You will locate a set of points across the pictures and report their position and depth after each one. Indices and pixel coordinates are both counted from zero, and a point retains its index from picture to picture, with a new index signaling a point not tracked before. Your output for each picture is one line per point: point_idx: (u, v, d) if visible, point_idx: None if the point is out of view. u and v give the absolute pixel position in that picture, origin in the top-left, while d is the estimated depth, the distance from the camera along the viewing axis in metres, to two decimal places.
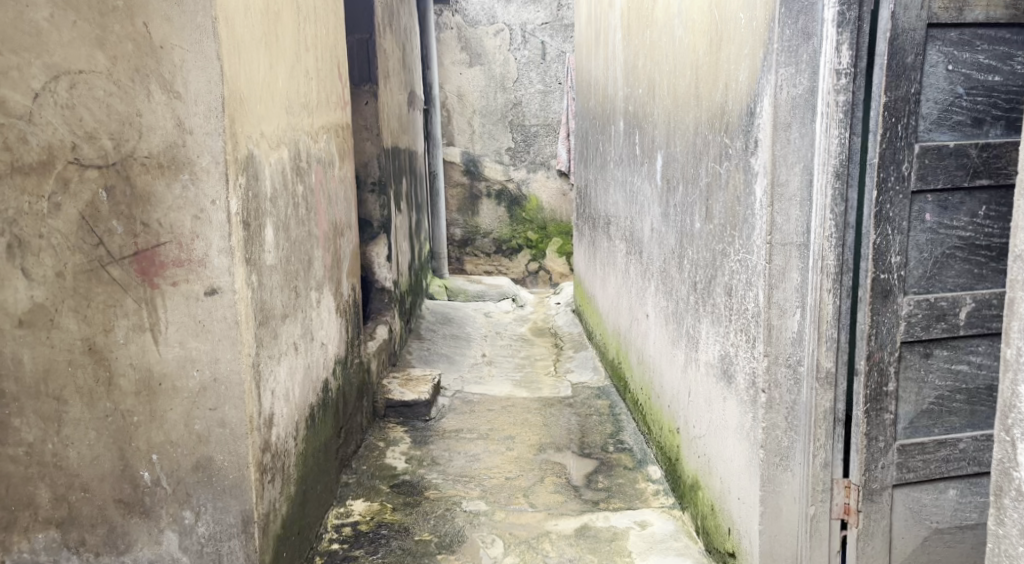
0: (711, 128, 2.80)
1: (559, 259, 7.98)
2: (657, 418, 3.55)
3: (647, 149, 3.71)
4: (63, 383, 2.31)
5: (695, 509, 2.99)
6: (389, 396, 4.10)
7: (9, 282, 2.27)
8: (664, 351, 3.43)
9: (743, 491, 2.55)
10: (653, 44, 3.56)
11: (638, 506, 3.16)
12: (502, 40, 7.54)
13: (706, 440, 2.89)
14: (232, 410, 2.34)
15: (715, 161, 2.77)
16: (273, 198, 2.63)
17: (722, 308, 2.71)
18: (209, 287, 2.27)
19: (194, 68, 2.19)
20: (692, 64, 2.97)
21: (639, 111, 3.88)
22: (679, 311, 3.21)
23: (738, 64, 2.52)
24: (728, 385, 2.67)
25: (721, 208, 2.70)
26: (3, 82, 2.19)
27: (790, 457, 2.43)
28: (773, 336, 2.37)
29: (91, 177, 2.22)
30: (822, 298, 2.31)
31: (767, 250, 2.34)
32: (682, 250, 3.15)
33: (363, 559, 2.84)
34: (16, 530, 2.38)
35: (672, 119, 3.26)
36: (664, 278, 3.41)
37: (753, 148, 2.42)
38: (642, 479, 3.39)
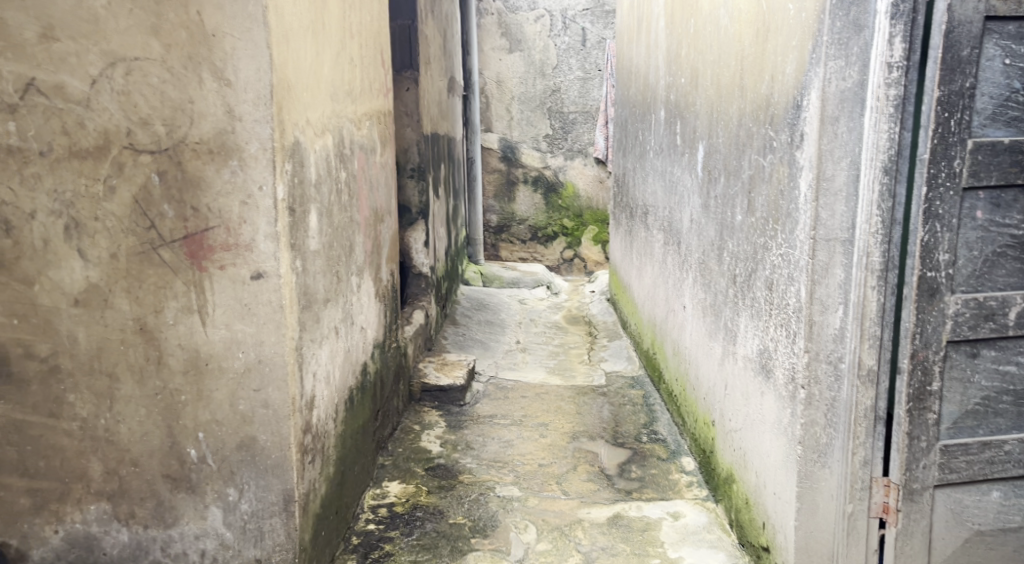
0: (755, 120, 2.79)
1: (595, 247, 7.98)
2: (692, 409, 3.56)
3: (689, 138, 3.71)
4: (115, 360, 2.37)
5: (729, 502, 3.01)
6: (425, 380, 4.15)
7: (65, 262, 2.33)
8: (702, 344, 3.43)
9: (779, 486, 2.56)
10: (697, 34, 3.56)
11: (670, 497, 3.18)
12: (542, 26, 7.56)
13: (742, 433, 2.90)
14: (276, 392, 2.40)
15: (758, 153, 2.77)
16: (317, 184, 2.68)
17: (762, 302, 2.72)
18: (255, 270, 2.34)
19: (245, 56, 2.24)
20: (737, 53, 2.96)
21: (681, 100, 3.87)
22: (718, 303, 3.21)
23: (786, 56, 2.51)
24: (766, 379, 2.68)
25: (764, 202, 2.70)
26: (62, 67, 2.24)
27: (828, 454, 2.44)
28: (814, 332, 2.38)
29: (145, 161, 2.27)
30: (866, 295, 2.31)
31: (811, 245, 2.34)
32: (723, 242, 3.16)
33: (399, 540, 2.90)
34: (68, 502, 2.45)
35: (716, 110, 3.26)
36: (702, 269, 3.43)
37: (799, 142, 2.42)
38: (675, 471, 3.41)
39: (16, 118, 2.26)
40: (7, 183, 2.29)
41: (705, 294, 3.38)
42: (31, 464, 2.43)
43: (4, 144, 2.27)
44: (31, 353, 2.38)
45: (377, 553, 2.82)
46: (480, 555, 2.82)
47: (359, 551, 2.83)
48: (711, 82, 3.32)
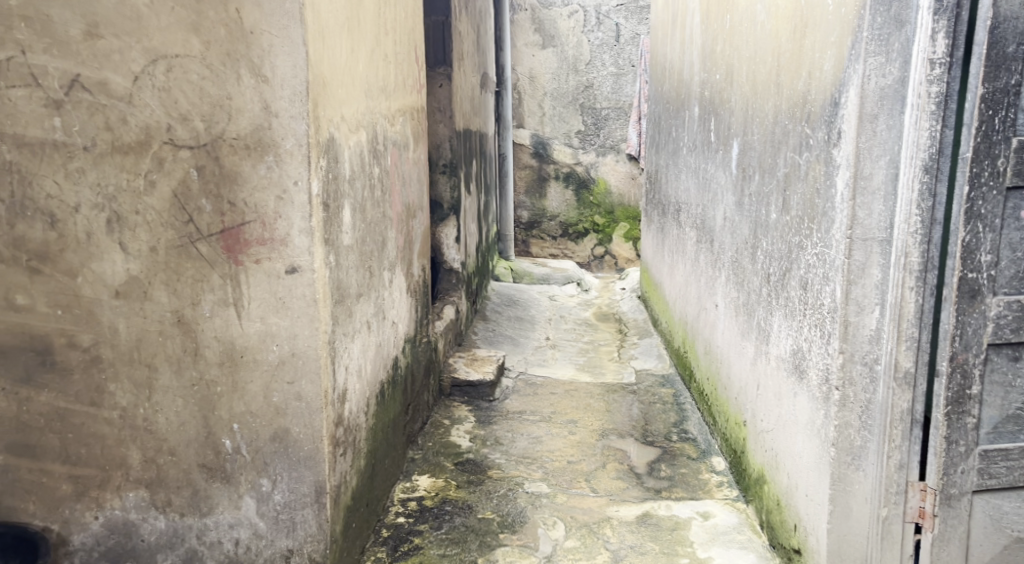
0: (791, 117, 2.78)
1: (627, 244, 7.94)
2: (723, 409, 3.55)
3: (723, 135, 3.69)
4: (154, 352, 2.42)
5: (761, 503, 2.99)
6: (455, 375, 4.18)
7: (107, 255, 2.37)
8: (734, 343, 3.42)
9: (811, 488, 2.55)
10: (733, 29, 3.55)
11: (700, 497, 3.18)
12: (576, 22, 7.55)
13: (774, 434, 2.89)
14: (309, 385, 2.44)
15: (794, 151, 2.75)
16: (351, 179, 2.71)
17: (796, 302, 2.71)
18: (290, 265, 2.37)
19: (282, 52, 2.27)
20: (774, 50, 2.95)
21: (716, 96, 3.86)
22: (751, 303, 3.19)
23: (824, 53, 2.50)
24: (799, 380, 2.68)
25: (799, 200, 2.69)
26: (105, 64, 2.28)
27: (861, 457, 2.43)
28: (849, 333, 2.38)
29: (184, 157, 2.31)
30: (904, 295, 2.29)
31: (847, 245, 2.34)
32: (757, 241, 3.15)
33: (428, 533, 2.92)
34: (108, 488, 2.50)
35: (750, 106, 3.25)
36: (735, 268, 3.42)
37: (836, 140, 2.41)
38: (705, 471, 3.40)
39: (61, 114, 2.30)
40: (52, 177, 2.34)
41: (738, 293, 3.37)
42: (72, 451, 2.48)
43: (49, 139, 2.32)
44: (74, 343, 2.43)
45: (406, 545, 2.85)
46: (509, 550, 2.83)
47: (388, 543, 2.86)
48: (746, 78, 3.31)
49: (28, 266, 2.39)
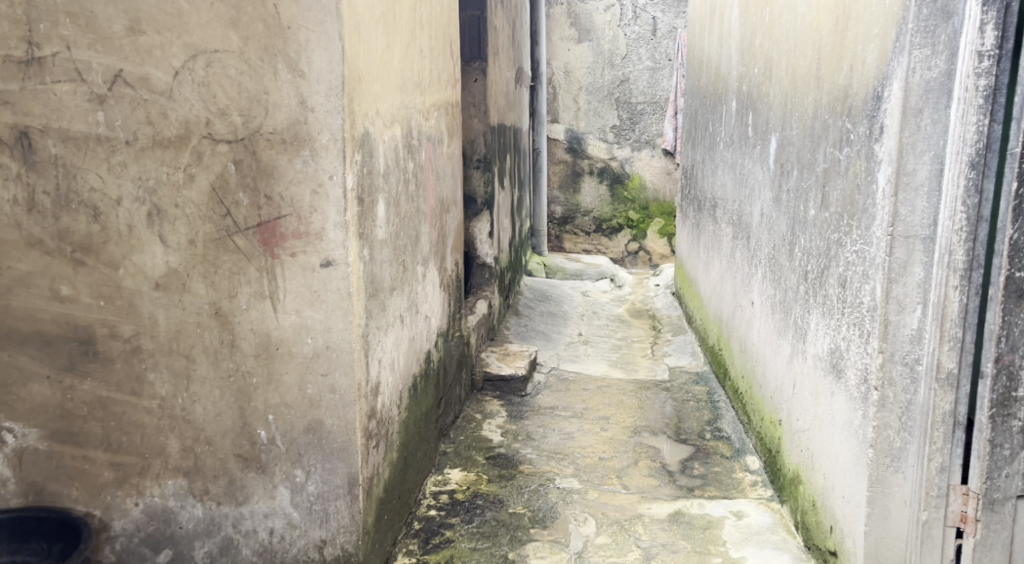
0: (832, 111, 2.75)
1: (661, 240, 7.89)
2: (758, 407, 3.53)
3: (761, 130, 3.67)
4: (192, 343, 2.46)
5: (796, 503, 2.96)
6: (487, 369, 4.19)
7: (147, 247, 2.41)
8: (770, 340, 3.40)
9: (849, 489, 2.52)
10: (772, 22, 3.52)
11: (734, 495, 3.17)
12: (612, 16, 7.53)
13: (810, 434, 2.87)
14: (342, 377, 2.46)
15: (834, 146, 2.72)
16: (386, 174, 2.73)
17: (834, 300, 2.68)
18: (324, 258, 2.40)
19: (318, 47, 2.29)
20: (815, 42, 2.92)
21: (754, 90, 3.83)
22: (788, 300, 3.18)
23: (867, 45, 2.47)
24: (837, 380, 2.65)
25: (839, 196, 2.66)
26: (147, 59, 2.31)
27: (901, 459, 2.40)
28: (889, 332, 2.34)
29: (222, 151, 2.34)
30: (947, 294, 2.24)
31: (888, 242, 2.31)
32: (794, 238, 3.12)
33: (459, 527, 2.94)
34: (147, 476, 2.54)
35: (790, 100, 3.22)
36: (772, 265, 3.39)
37: (878, 135, 2.38)
38: (739, 469, 3.38)
39: (104, 109, 2.35)
40: (95, 170, 2.38)
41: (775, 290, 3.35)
42: (113, 439, 2.53)
43: (93, 133, 2.36)
44: (116, 334, 2.47)
45: (437, 538, 2.87)
46: (539, 545, 2.84)
47: (420, 536, 2.88)
48: (785, 71, 3.28)
49: (72, 257, 2.44)
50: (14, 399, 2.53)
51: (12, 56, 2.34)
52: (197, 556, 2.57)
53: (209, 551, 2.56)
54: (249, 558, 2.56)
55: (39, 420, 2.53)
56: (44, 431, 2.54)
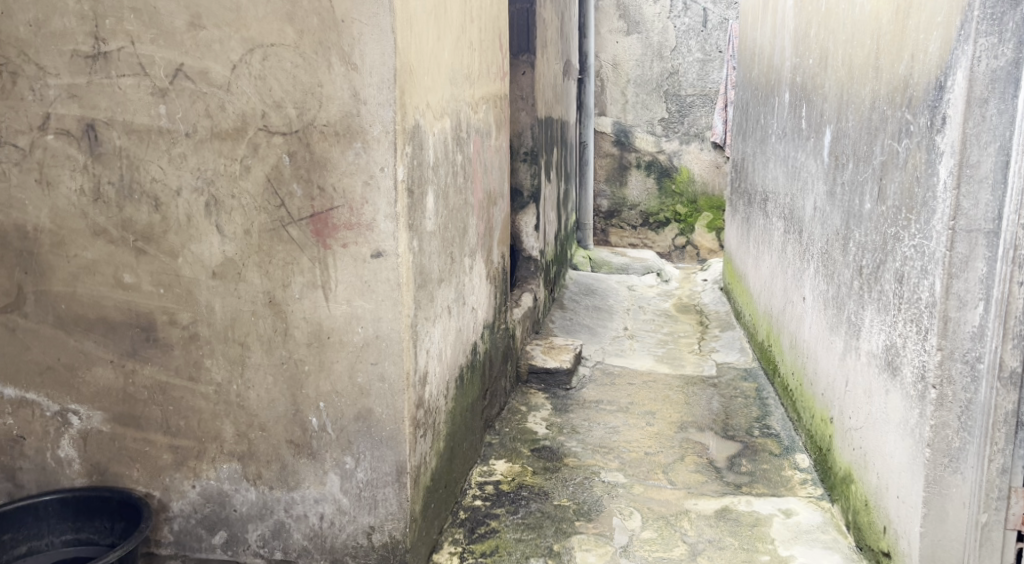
0: (890, 103, 2.71)
1: (709, 235, 7.87)
2: (808, 405, 3.50)
3: (815, 122, 3.62)
4: (246, 331, 2.51)
5: (847, 503, 2.93)
6: (532, 362, 4.21)
7: (205, 237, 2.47)
8: (822, 337, 3.36)
9: (904, 489, 2.49)
10: (829, 12, 3.48)
11: (783, 493, 3.15)
12: (662, 8, 7.48)
13: (863, 432, 2.83)
14: (391, 366, 2.47)
15: (892, 138, 2.69)
16: (435, 166, 2.75)
17: (891, 296, 2.64)
18: (375, 249, 2.41)
19: (371, 40, 2.29)
20: (874, 31, 2.88)
21: (808, 81, 3.78)
22: (841, 295, 3.14)
23: (929, 34, 2.43)
24: (893, 377, 2.62)
25: (896, 189, 2.63)
26: (206, 53, 2.36)
27: (960, 460, 2.35)
28: (949, 329, 2.31)
29: (277, 143, 2.38)
30: (1011, 291, 2.21)
31: (949, 236, 2.27)
32: (849, 232, 3.09)
33: (504, 518, 2.96)
34: (204, 459, 2.61)
35: (846, 91, 3.17)
36: (825, 259, 3.35)
37: (939, 126, 2.35)
38: (788, 467, 3.36)
39: (166, 102, 2.40)
40: (157, 161, 2.45)
41: (828, 285, 3.31)
42: (172, 423, 2.60)
43: (155, 126, 2.42)
44: (174, 321, 2.54)
45: (483, 528, 2.89)
46: (585, 538, 2.85)
47: (465, 525, 2.91)
48: (842, 62, 3.24)
49: (134, 246, 2.51)
50: (79, 382, 2.62)
51: (79, 51, 2.41)
52: (251, 538, 2.64)
53: (262, 534, 2.63)
54: (300, 541, 2.62)
55: (103, 403, 2.62)
56: (107, 414, 2.62)
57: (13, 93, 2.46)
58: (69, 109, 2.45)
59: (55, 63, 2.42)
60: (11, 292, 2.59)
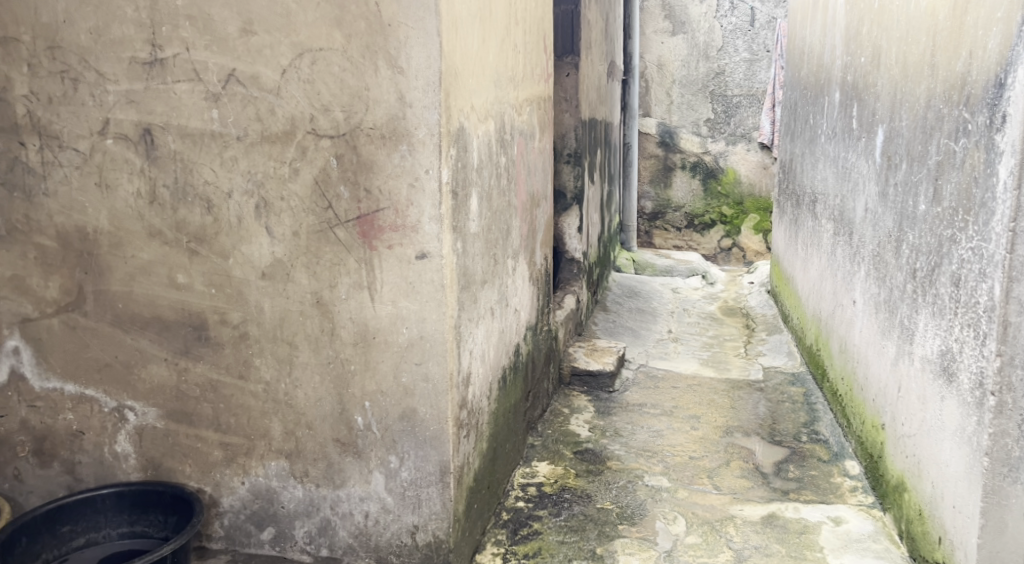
0: (947, 101, 2.68)
1: (755, 236, 7.78)
2: (859, 410, 3.46)
3: (867, 121, 3.58)
4: (295, 330, 2.56)
5: (899, 511, 2.89)
6: (575, 364, 4.21)
7: (254, 238, 2.52)
8: (873, 342, 3.32)
9: (960, 499, 2.45)
10: (882, 9, 3.43)
11: (832, 501, 3.11)
12: (709, 7, 7.44)
13: (917, 440, 2.79)
14: (435, 366, 2.50)
15: (949, 137, 2.65)
16: (479, 168, 2.77)
17: (946, 299, 2.61)
18: (419, 251, 2.43)
19: (417, 43, 2.32)
20: (930, 28, 2.84)
21: (860, 80, 3.73)
22: (893, 299, 3.10)
23: (988, 30, 2.39)
24: (948, 383, 2.58)
25: (953, 190, 2.59)
26: (257, 58, 2.40)
27: (1019, 470, 2.31)
28: (1009, 334, 2.27)
29: (325, 146, 2.42)
30: None
31: (1009, 239, 2.23)
32: (902, 234, 3.05)
33: (547, 520, 2.97)
34: (253, 457, 2.66)
35: (900, 89, 3.13)
36: (877, 262, 3.31)
37: (999, 124, 2.30)
38: (837, 474, 3.32)
39: (218, 106, 2.46)
40: (210, 165, 2.50)
41: (880, 289, 3.27)
42: (222, 421, 2.66)
43: (208, 130, 2.48)
44: (225, 320, 2.59)
45: (525, 530, 2.91)
46: (628, 542, 2.85)
47: (508, 527, 2.92)
48: (896, 60, 3.20)
49: (187, 247, 2.56)
50: (135, 379, 2.68)
51: (136, 57, 2.47)
52: (298, 535, 2.68)
53: (309, 531, 2.67)
54: (346, 539, 2.65)
55: (158, 400, 2.68)
56: (161, 410, 2.69)
57: (74, 98, 2.52)
58: (127, 114, 2.51)
59: (114, 69, 2.49)
60: (70, 292, 2.66)
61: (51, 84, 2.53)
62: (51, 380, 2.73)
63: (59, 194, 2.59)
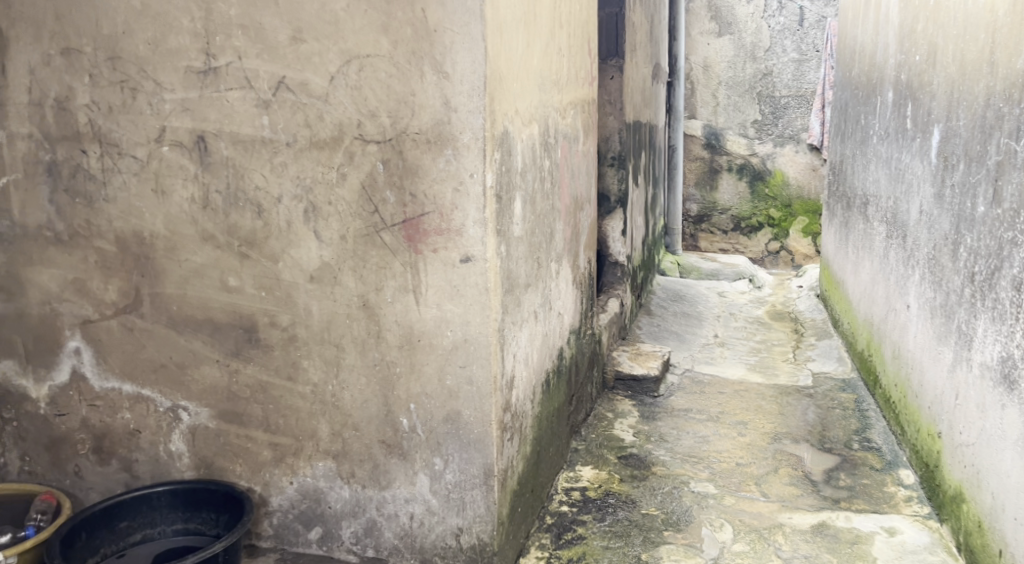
0: (1007, 100, 2.63)
1: (803, 239, 7.71)
2: (914, 418, 3.41)
3: (921, 121, 3.53)
4: (342, 333, 2.59)
5: (957, 523, 2.84)
6: (619, 368, 4.20)
7: (302, 242, 2.56)
8: (929, 347, 3.27)
9: (1020, 509, 2.40)
10: (938, 7, 3.38)
11: (886, 511, 3.07)
12: (756, 8, 7.38)
13: (976, 449, 2.74)
14: (479, 369, 2.51)
15: (1009, 137, 2.60)
16: (523, 172, 2.79)
17: (1007, 304, 2.56)
18: (464, 254, 2.45)
19: (463, 49, 2.33)
20: (990, 25, 2.79)
21: (915, 79, 3.68)
22: (950, 304, 3.05)
23: None
24: (1009, 391, 2.53)
25: (1014, 191, 2.55)
26: (306, 66, 2.44)
27: None
28: None
29: (372, 151, 2.45)
30: None
31: None
32: (959, 237, 3.00)
33: (591, 524, 2.97)
34: (301, 457, 2.70)
35: (957, 88, 3.08)
36: (933, 266, 3.26)
37: None
38: (891, 483, 3.27)
39: (269, 113, 2.50)
40: (260, 170, 2.55)
41: (936, 294, 3.22)
42: (272, 421, 2.70)
43: (259, 136, 2.52)
44: (275, 323, 2.64)
45: (569, 534, 2.91)
46: (673, 549, 2.84)
47: (552, 531, 2.93)
48: (953, 58, 3.15)
49: (238, 251, 2.61)
50: (188, 379, 2.74)
51: (191, 67, 2.52)
52: (345, 535, 2.72)
53: (355, 532, 2.71)
54: (391, 540, 2.68)
55: (210, 400, 2.74)
56: (213, 410, 2.74)
57: (133, 107, 2.59)
58: (182, 122, 2.57)
59: (171, 79, 2.54)
60: (128, 294, 2.73)
61: (111, 93, 2.59)
62: (109, 380, 2.80)
63: (118, 200, 2.66)
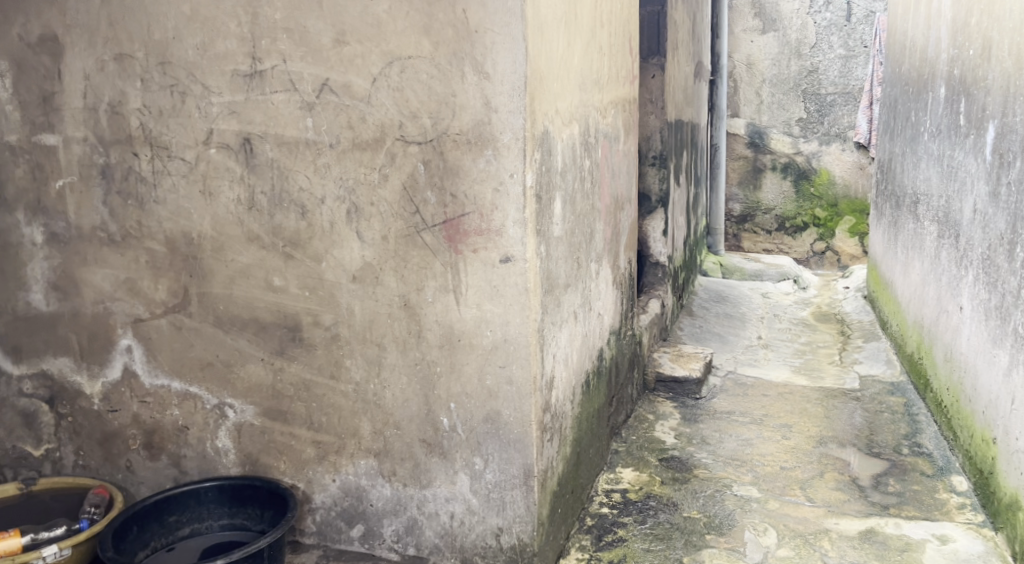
0: None
1: (851, 239, 7.53)
2: (967, 423, 3.35)
3: (975, 118, 3.46)
4: (383, 332, 2.62)
5: (1012, 532, 2.78)
6: (661, 370, 4.18)
7: (345, 242, 2.59)
8: (983, 350, 3.21)
9: None
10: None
11: (936, 518, 3.02)
12: (801, 4, 7.30)
13: None
14: (519, 369, 2.52)
15: None
16: (563, 172, 2.79)
17: None
18: (504, 255, 2.46)
19: (503, 49, 2.34)
20: None
21: (968, 74, 3.61)
22: (1006, 305, 2.99)
23: None
24: None
25: None
26: (349, 68, 2.47)
27: None
28: None
29: (413, 152, 2.47)
30: None
31: None
32: (1016, 236, 2.94)
33: (631, 527, 2.96)
34: (343, 455, 2.74)
35: (1014, 83, 3.02)
36: (988, 266, 3.20)
37: None
38: (943, 490, 3.22)
39: (312, 115, 2.53)
40: (304, 172, 2.58)
41: (990, 295, 3.16)
42: (315, 419, 2.74)
43: (303, 137, 2.56)
44: (318, 322, 2.67)
45: (610, 536, 2.91)
46: (716, 552, 2.82)
47: (592, 532, 2.93)
48: (1008, 51, 3.09)
49: (283, 251, 2.65)
50: (234, 377, 2.79)
51: (238, 70, 2.56)
52: (386, 533, 2.74)
53: (396, 530, 2.73)
54: (432, 539, 2.70)
55: (255, 398, 2.78)
56: (258, 408, 2.78)
57: (182, 110, 2.64)
58: (229, 125, 2.61)
59: (218, 82, 2.59)
60: (177, 294, 2.78)
61: (161, 97, 2.65)
62: (159, 377, 2.86)
63: (167, 201, 2.72)
